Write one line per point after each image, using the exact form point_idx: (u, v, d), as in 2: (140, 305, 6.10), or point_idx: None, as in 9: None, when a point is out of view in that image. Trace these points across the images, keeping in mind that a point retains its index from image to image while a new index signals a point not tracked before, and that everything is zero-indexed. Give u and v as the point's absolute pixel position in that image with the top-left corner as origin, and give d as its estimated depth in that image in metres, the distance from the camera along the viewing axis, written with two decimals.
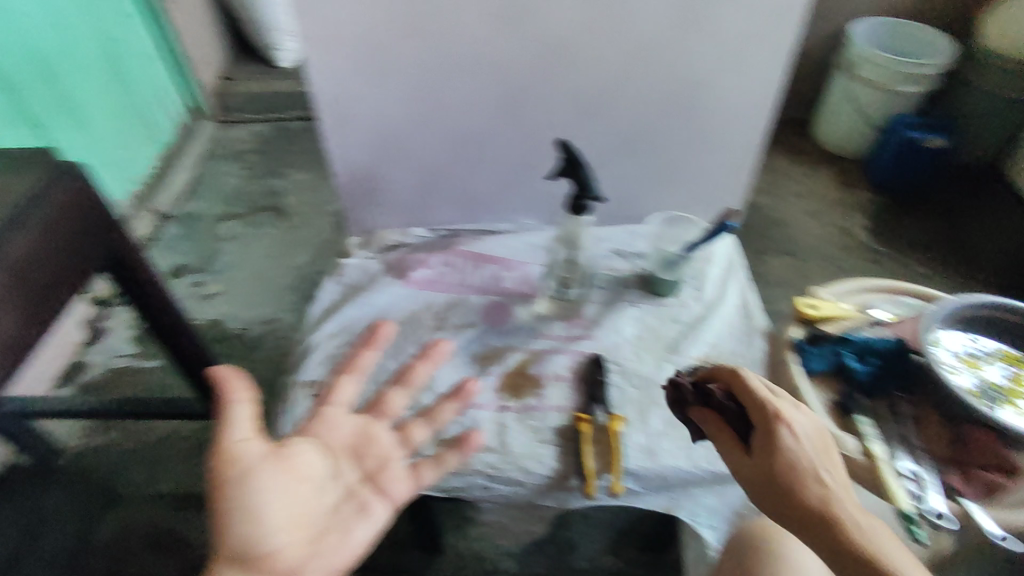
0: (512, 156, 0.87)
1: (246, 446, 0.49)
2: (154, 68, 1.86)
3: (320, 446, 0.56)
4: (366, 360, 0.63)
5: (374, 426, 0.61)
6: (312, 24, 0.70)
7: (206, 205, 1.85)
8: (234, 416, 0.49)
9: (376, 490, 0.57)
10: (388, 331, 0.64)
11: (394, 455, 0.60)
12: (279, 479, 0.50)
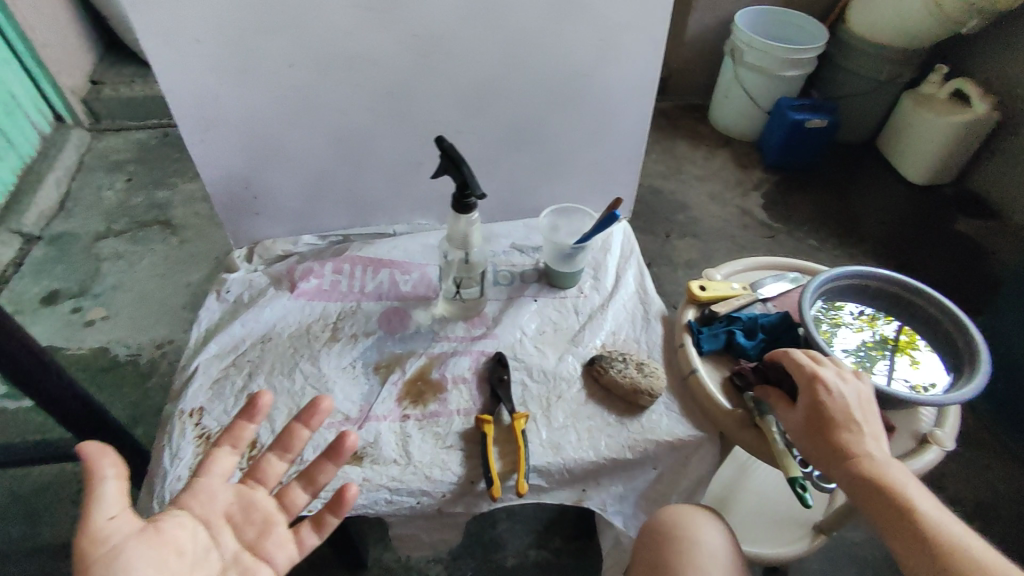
0: (399, 155, 0.84)
1: (113, 524, 0.41)
2: (6, 75, 1.67)
3: (192, 517, 0.48)
4: (243, 429, 0.53)
5: (253, 493, 0.53)
6: (156, 23, 0.64)
7: (82, 223, 1.69)
8: (102, 494, 0.41)
9: (259, 559, 0.50)
10: (263, 400, 0.53)
11: (275, 520, 0.53)
12: (149, 557, 0.42)
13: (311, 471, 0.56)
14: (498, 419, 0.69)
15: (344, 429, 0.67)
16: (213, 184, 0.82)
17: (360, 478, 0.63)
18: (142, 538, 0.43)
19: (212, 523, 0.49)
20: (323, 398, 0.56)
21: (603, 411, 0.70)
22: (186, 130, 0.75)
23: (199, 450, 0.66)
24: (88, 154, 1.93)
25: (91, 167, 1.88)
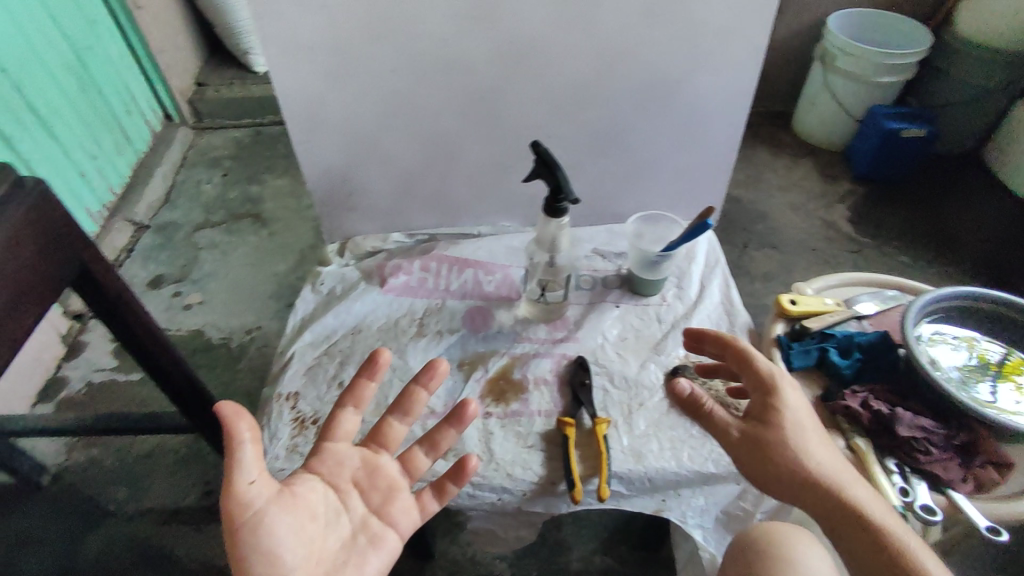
0: (488, 158, 0.86)
1: (254, 487, 0.44)
2: (126, 75, 1.82)
3: (323, 482, 0.53)
4: (365, 392, 0.56)
5: (377, 457, 0.57)
6: (276, 30, 0.69)
7: (185, 214, 1.82)
8: (243, 459, 0.43)
9: (386, 524, 0.53)
10: (384, 357, 0.56)
11: (400, 484, 0.57)
12: (286, 519, 0.46)
13: (433, 437, 0.60)
14: (578, 423, 0.69)
15: (429, 422, 0.70)
16: (312, 180, 0.86)
17: (445, 471, 0.66)
18: (276, 501, 0.46)
19: (339, 487, 0.53)
20: (439, 362, 0.59)
21: (686, 422, 0.69)
22: (291, 129, 0.79)
23: (295, 432, 0.70)
24: (191, 150, 2.07)
25: (194, 163, 2.02)
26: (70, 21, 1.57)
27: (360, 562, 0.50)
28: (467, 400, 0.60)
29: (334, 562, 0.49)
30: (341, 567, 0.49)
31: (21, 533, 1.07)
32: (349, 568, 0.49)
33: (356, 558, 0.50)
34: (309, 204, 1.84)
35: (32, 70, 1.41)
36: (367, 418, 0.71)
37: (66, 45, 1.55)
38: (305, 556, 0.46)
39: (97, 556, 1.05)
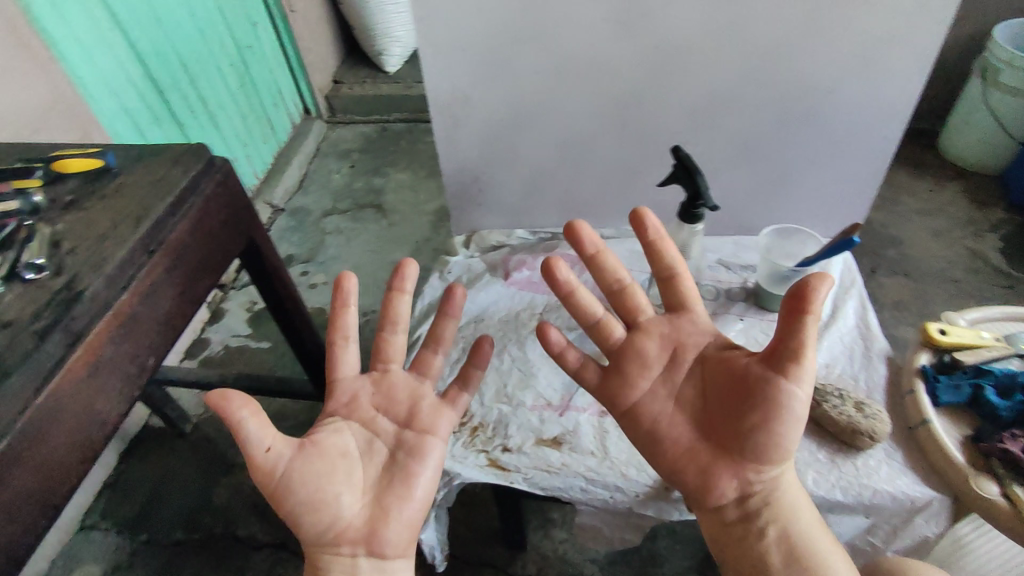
0: (620, 162, 0.87)
1: (272, 452, 0.53)
2: (277, 71, 2.00)
3: (347, 420, 0.60)
4: (348, 317, 0.61)
5: (389, 373, 0.62)
6: (434, 32, 0.74)
7: (315, 200, 1.97)
8: (247, 436, 0.51)
9: (420, 433, 0.59)
10: (348, 282, 0.60)
11: (421, 390, 0.62)
12: (317, 466, 0.55)
13: (432, 332, 0.63)
14: None
15: (546, 413, 0.72)
16: (446, 173, 0.91)
17: (560, 462, 0.68)
18: (300, 457, 0.55)
19: (365, 417, 0.60)
20: (407, 263, 0.62)
21: (812, 444, 0.66)
22: (435, 125, 0.84)
23: None
24: (324, 142, 2.24)
25: (326, 154, 2.18)
26: (236, 22, 1.75)
27: (404, 477, 0.57)
28: (452, 288, 0.63)
29: (379, 486, 0.57)
30: (387, 489, 0.57)
31: (166, 473, 1.23)
32: (395, 486, 0.57)
33: (399, 476, 0.58)
34: (427, 199, 1.93)
35: (202, 65, 1.59)
36: (485, 403, 0.74)
37: (231, 43, 1.73)
38: (350, 489, 0.56)
39: (225, 501, 1.18)
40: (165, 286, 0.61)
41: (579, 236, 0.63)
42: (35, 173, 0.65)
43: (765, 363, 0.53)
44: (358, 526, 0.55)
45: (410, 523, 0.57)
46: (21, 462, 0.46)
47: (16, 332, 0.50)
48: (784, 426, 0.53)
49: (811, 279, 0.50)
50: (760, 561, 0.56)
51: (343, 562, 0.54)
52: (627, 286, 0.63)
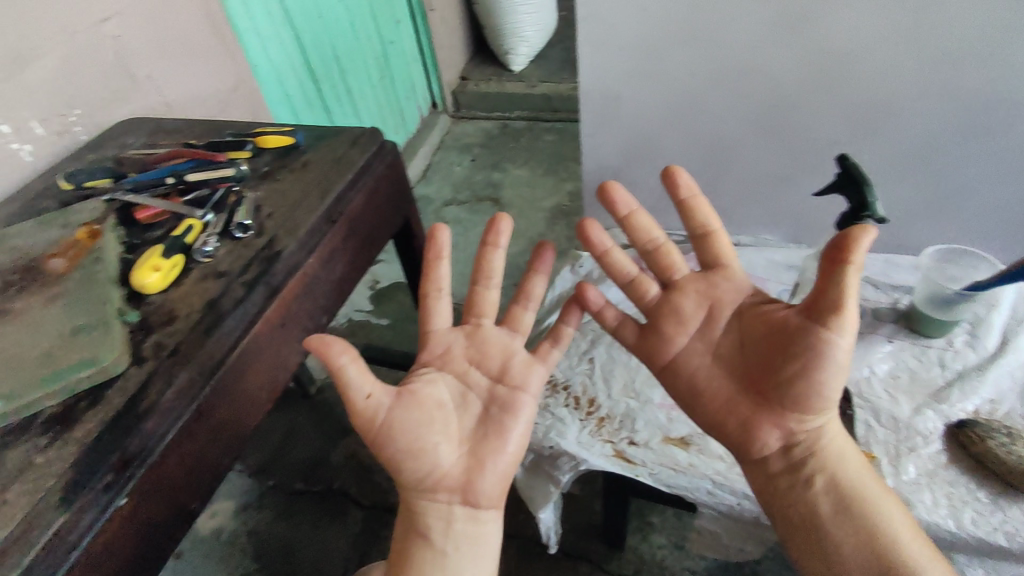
0: (768, 168, 0.86)
1: (372, 399, 0.52)
2: (412, 66, 2.12)
3: (441, 373, 0.58)
4: (441, 270, 0.59)
5: (480, 329, 0.60)
6: (595, 30, 0.77)
7: (437, 191, 2.05)
8: (349, 379, 0.50)
9: (513, 389, 0.57)
10: (442, 233, 0.58)
11: (515, 345, 0.60)
12: (415, 415, 0.53)
13: (524, 288, 0.62)
14: None
15: (674, 412, 0.72)
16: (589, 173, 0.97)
17: (687, 461, 0.68)
18: (401, 405, 0.53)
19: (458, 370, 0.58)
20: (500, 217, 0.60)
21: (970, 483, 0.62)
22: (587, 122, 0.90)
23: (547, 393, 0.77)
24: (448, 136, 2.32)
25: (449, 146, 2.26)
26: (382, 20, 1.86)
27: (499, 430, 0.55)
28: (542, 245, 0.62)
29: (474, 437, 0.55)
30: (482, 440, 0.55)
31: (293, 428, 1.33)
32: (490, 438, 0.55)
33: (494, 428, 0.55)
34: (543, 197, 1.93)
35: (351, 59, 1.72)
36: (613, 395, 0.76)
37: (376, 39, 1.85)
38: (446, 439, 0.54)
39: (343, 461, 1.26)
40: (342, 253, 0.67)
41: (612, 198, 0.60)
42: (240, 146, 0.74)
43: (804, 312, 0.51)
44: (455, 476, 0.53)
45: (504, 475, 0.55)
46: (228, 392, 0.54)
47: (228, 282, 0.58)
48: (826, 375, 0.50)
49: (852, 230, 0.47)
50: (809, 513, 0.53)
51: (439, 511, 0.53)
52: (661, 246, 0.60)
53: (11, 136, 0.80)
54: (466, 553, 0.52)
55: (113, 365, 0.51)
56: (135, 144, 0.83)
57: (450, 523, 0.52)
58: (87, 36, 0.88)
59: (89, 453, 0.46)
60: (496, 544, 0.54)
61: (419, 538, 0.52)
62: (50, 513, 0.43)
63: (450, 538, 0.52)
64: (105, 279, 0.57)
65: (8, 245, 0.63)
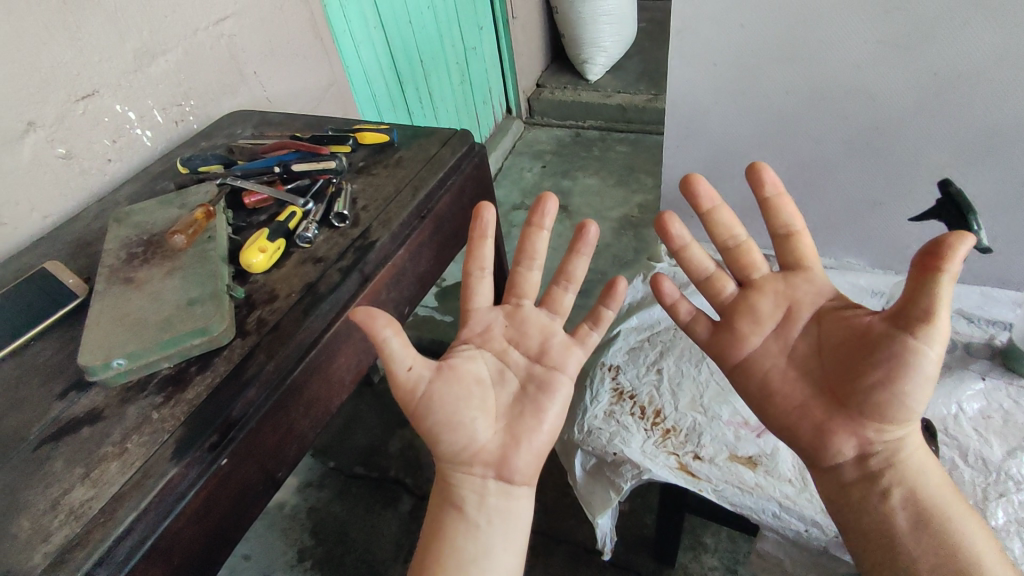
0: (855, 192, 0.90)
1: (413, 371, 0.51)
2: (492, 72, 2.17)
3: (480, 349, 0.57)
4: (485, 250, 0.57)
5: (519, 310, 0.60)
6: (693, 44, 0.83)
7: (506, 194, 2.05)
8: (391, 352, 0.49)
9: (549, 369, 0.57)
10: (487, 214, 0.57)
11: (553, 326, 0.60)
12: (454, 389, 0.53)
13: (564, 269, 0.61)
14: None
15: (742, 431, 0.71)
16: (669, 181, 1.04)
17: (754, 482, 0.67)
18: (440, 379, 0.53)
19: (496, 349, 0.58)
20: (547, 196, 0.60)
21: None
22: (671, 133, 0.96)
23: (613, 400, 0.78)
24: (520, 141, 2.34)
25: (521, 152, 2.28)
26: (467, 26, 1.92)
27: (535, 408, 0.55)
28: (584, 223, 0.61)
29: (511, 414, 0.55)
30: (519, 418, 0.54)
31: (355, 413, 1.37)
32: (527, 416, 0.55)
33: (531, 406, 0.55)
34: (612, 206, 1.91)
35: (435, 63, 1.78)
36: (680, 408, 0.76)
37: (460, 44, 1.90)
38: (484, 413, 0.53)
39: (400, 450, 1.29)
40: (427, 247, 0.71)
41: (693, 191, 0.57)
42: (340, 141, 0.79)
43: (891, 319, 0.49)
44: (491, 450, 0.52)
45: (539, 453, 0.54)
46: (319, 369, 0.57)
47: (325, 267, 0.62)
48: (910, 384, 0.48)
49: (948, 237, 0.45)
50: (884, 526, 0.49)
51: (473, 483, 0.52)
52: (742, 244, 0.58)
53: (135, 122, 0.87)
54: (498, 527, 0.51)
55: (220, 336, 0.54)
56: (243, 135, 0.90)
57: (483, 496, 0.52)
58: (207, 34, 0.95)
59: (198, 414, 0.50)
60: (527, 522, 0.53)
61: (452, 510, 0.51)
62: (164, 464, 0.46)
63: (484, 512, 0.51)
64: (215, 256, 0.60)
65: (133, 221, 0.69)
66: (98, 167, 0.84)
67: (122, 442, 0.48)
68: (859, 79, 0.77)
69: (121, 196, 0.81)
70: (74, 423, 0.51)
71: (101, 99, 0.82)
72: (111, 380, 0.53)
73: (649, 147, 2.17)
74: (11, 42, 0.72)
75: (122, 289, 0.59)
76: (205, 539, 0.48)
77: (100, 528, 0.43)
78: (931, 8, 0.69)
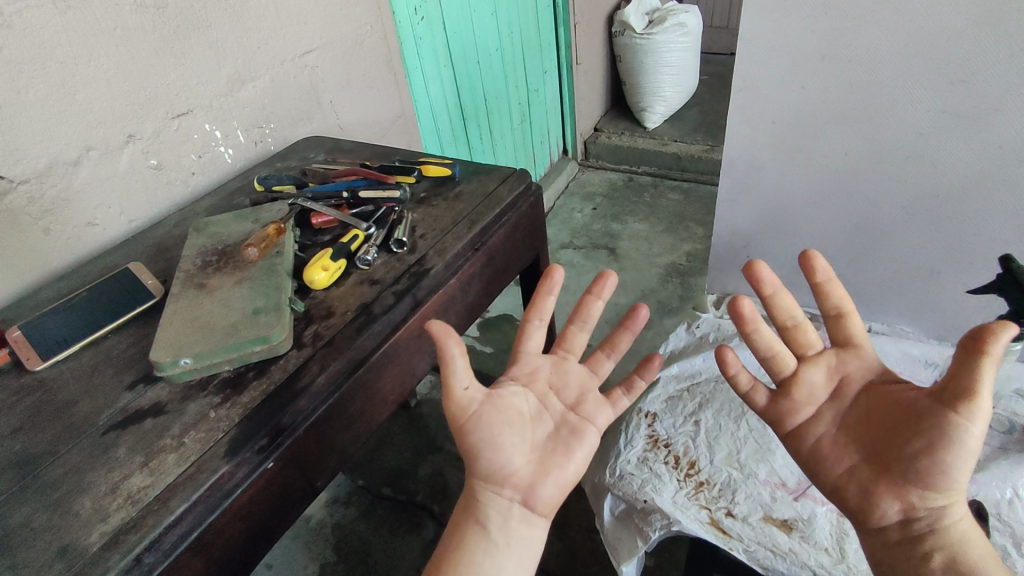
0: (914, 259, 0.88)
1: (468, 392, 0.52)
2: (552, 113, 2.23)
3: (524, 388, 0.59)
4: (548, 302, 0.60)
5: (565, 363, 0.63)
6: (752, 102, 0.85)
7: (555, 232, 2.08)
8: (454, 372, 0.50)
9: (583, 419, 0.59)
10: (555, 275, 0.60)
11: (591, 383, 0.62)
12: (501, 414, 0.54)
13: (609, 339, 0.66)
14: None
15: (779, 492, 0.70)
16: (720, 235, 1.04)
17: (788, 546, 0.65)
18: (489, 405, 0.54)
19: (539, 392, 0.60)
20: (608, 272, 0.63)
21: None
22: (725, 188, 0.97)
23: (647, 447, 0.78)
24: (574, 182, 2.38)
25: (573, 192, 2.31)
26: (530, 70, 1.99)
27: (566, 449, 0.56)
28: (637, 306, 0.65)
29: (543, 449, 0.56)
30: (550, 454, 0.56)
31: (388, 434, 1.40)
32: (557, 454, 0.56)
33: (563, 446, 0.56)
34: (660, 253, 1.90)
35: (498, 101, 1.84)
36: (716, 461, 0.75)
37: (523, 86, 1.97)
38: (522, 443, 0.55)
39: (428, 475, 1.30)
40: (478, 278, 0.73)
41: (757, 275, 0.56)
42: (406, 172, 0.83)
43: (930, 398, 0.48)
44: (523, 476, 0.54)
45: (563, 488, 0.55)
46: (366, 386, 0.60)
47: (381, 289, 0.65)
48: (954, 454, 0.46)
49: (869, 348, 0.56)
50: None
51: (500, 504, 0.52)
52: (800, 324, 0.57)
53: (220, 141, 0.94)
54: (515, 551, 0.51)
55: (279, 344, 0.57)
56: (315, 159, 0.96)
57: (507, 519, 0.52)
58: (292, 65, 1.03)
59: (252, 417, 0.52)
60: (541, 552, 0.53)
61: (470, 529, 0.52)
62: (216, 460, 0.49)
63: (504, 534, 0.52)
64: (281, 270, 0.64)
65: (210, 231, 0.74)
66: (183, 179, 0.90)
67: (181, 436, 0.51)
68: (920, 147, 0.77)
69: (200, 207, 0.87)
70: (139, 414, 0.54)
71: (193, 118, 0.89)
72: (175, 377, 0.56)
73: (701, 197, 2.16)
74: (125, 62, 0.79)
75: (194, 293, 0.63)
76: (243, 537, 0.50)
77: (153, 514, 0.45)
78: (998, 84, 0.69)
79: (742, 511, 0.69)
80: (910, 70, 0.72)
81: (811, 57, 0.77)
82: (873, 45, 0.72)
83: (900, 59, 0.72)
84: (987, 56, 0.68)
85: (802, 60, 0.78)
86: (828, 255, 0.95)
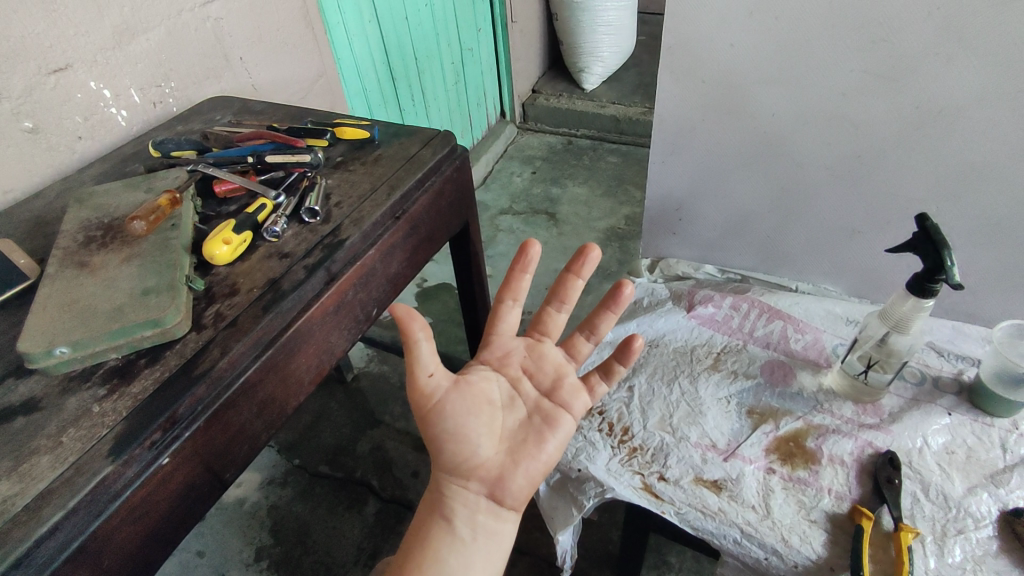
0: (838, 219, 0.90)
1: (434, 378, 0.52)
2: (488, 73, 2.15)
3: (496, 372, 0.61)
4: (523, 283, 0.62)
5: (542, 345, 0.64)
6: (682, 58, 0.82)
7: (494, 198, 2.03)
8: (418, 356, 0.49)
9: (556, 406, 0.59)
10: (534, 249, 0.61)
11: (567, 368, 0.63)
12: (467, 402, 0.55)
13: (590, 320, 0.65)
14: (877, 520, 0.62)
15: (709, 454, 0.70)
16: (652, 200, 1.03)
17: (717, 506, 0.66)
18: (455, 391, 0.54)
19: (512, 376, 0.61)
20: (590, 248, 0.63)
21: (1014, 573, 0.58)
22: (657, 149, 0.95)
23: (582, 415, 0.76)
24: (512, 146, 2.33)
25: (512, 156, 2.26)
26: (463, 27, 1.90)
27: (538, 437, 0.57)
28: (621, 283, 0.65)
29: (514, 438, 0.56)
30: (521, 444, 0.56)
31: (324, 411, 1.35)
32: (528, 443, 0.56)
33: (534, 435, 0.57)
34: (599, 217, 1.89)
35: (429, 60, 1.75)
36: (648, 426, 0.74)
37: (455, 44, 1.88)
38: (489, 432, 0.55)
39: (368, 450, 1.26)
40: (401, 249, 0.69)
41: None
42: (317, 134, 0.77)
43: None
44: (491, 467, 0.54)
45: (534, 479, 0.55)
46: (276, 369, 0.55)
47: (291, 263, 0.60)
48: None
49: None
50: None
51: (467, 498, 0.52)
52: None
53: (110, 100, 0.85)
54: (481, 545, 0.51)
55: (174, 328, 0.52)
56: (221, 121, 0.88)
57: (474, 513, 0.52)
58: (192, 16, 0.93)
59: (142, 410, 0.47)
60: (509, 545, 0.53)
61: (440, 519, 0.51)
62: (99, 461, 0.44)
63: (469, 525, 0.51)
64: (176, 245, 0.58)
65: (95, 202, 0.66)
66: (67, 144, 0.81)
67: (57, 435, 0.46)
68: (845, 106, 0.77)
69: (88, 175, 0.78)
70: (7, 412, 0.48)
71: (74, 74, 0.79)
72: (52, 368, 0.50)
73: (640, 160, 2.16)
74: None
75: (75, 273, 0.56)
76: (138, 542, 0.46)
77: (21, 527, 0.40)
78: (916, 43, 0.69)
79: (674, 476, 0.69)
80: (834, 30, 0.72)
81: (739, 13, 0.75)
82: (800, 3, 0.71)
83: (824, 15, 0.71)
84: (906, 13, 0.67)
85: (731, 15, 0.75)
86: (757, 218, 0.96)
